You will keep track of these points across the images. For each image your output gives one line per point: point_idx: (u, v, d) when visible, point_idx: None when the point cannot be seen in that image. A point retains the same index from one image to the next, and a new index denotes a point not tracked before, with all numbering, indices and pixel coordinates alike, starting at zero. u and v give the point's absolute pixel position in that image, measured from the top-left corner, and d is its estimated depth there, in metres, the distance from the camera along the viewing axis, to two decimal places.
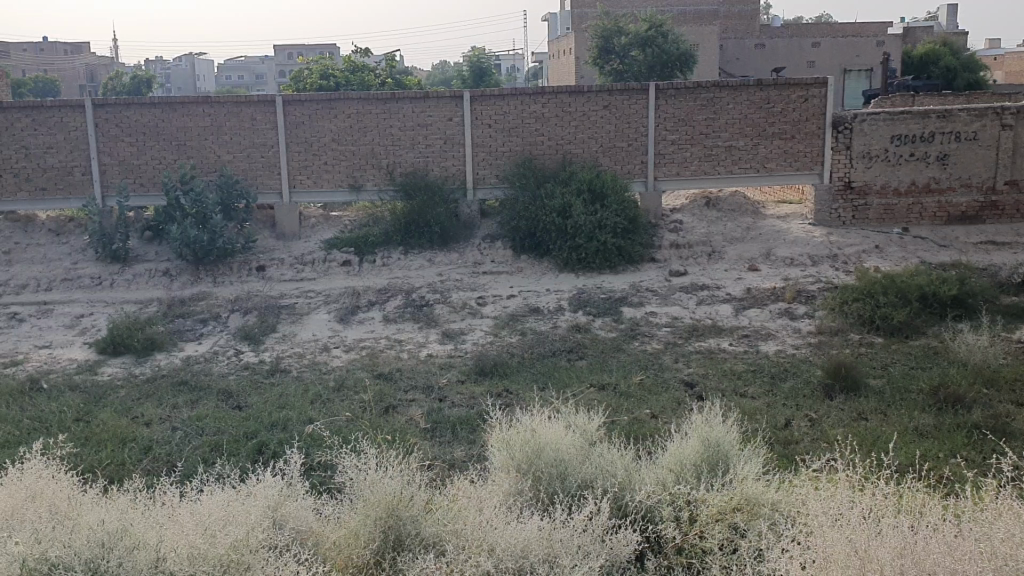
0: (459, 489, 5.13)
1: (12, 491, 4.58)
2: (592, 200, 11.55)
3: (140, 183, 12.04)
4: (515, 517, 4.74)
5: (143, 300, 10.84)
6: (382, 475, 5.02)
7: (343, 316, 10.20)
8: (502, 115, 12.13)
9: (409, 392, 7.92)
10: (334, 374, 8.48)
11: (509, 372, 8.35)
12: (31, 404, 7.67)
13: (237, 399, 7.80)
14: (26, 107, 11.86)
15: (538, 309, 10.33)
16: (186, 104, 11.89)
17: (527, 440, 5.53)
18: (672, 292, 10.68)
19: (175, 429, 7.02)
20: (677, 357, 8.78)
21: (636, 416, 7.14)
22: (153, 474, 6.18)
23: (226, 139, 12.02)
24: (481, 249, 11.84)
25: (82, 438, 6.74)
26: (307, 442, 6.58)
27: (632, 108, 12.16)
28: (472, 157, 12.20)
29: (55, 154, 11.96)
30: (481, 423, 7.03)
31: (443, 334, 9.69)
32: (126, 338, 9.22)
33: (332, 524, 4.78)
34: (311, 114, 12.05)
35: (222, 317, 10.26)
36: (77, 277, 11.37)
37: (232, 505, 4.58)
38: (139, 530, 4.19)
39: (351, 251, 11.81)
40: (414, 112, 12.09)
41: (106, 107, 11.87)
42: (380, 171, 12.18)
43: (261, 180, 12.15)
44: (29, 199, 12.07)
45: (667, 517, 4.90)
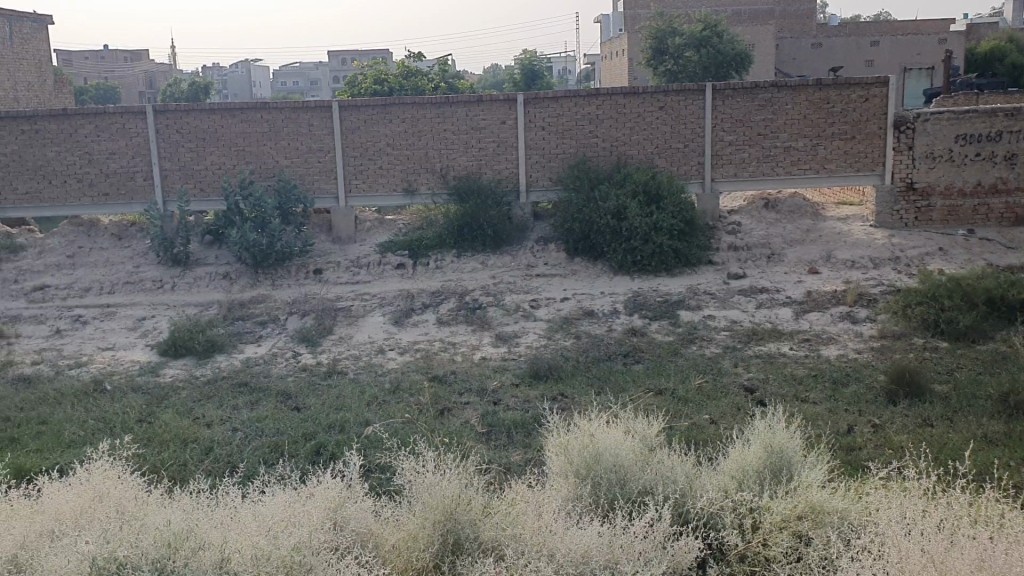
0: (519, 493, 5.10)
1: (81, 491, 4.68)
2: (647, 202, 11.46)
3: (200, 188, 12.25)
4: (575, 522, 4.70)
5: (204, 302, 11.00)
6: (440, 479, 5.02)
7: (398, 318, 10.24)
8: (556, 117, 12.09)
9: (465, 395, 7.91)
10: (389, 376, 8.52)
11: (565, 375, 8.29)
12: (96, 405, 7.82)
13: (296, 400, 7.87)
14: (89, 114, 12.10)
15: (593, 312, 10.26)
16: (244, 111, 12.05)
17: (586, 445, 5.47)
18: (731, 295, 10.53)
19: (236, 430, 7.09)
20: (737, 361, 8.65)
21: (696, 421, 7.04)
22: (216, 474, 6.25)
23: (284, 144, 12.16)
24: (535, 252, 11.82)
25: (145, 438, 6.86)
26: (366, 444, 6.61)
27: (689, 108, 12.04)
28: (526, 159, 12.16)
29: (117, 159, 12.21)
30: (537, 427, 6.99)
31: (497, 337, 9.68)
32: (187, 340, 9.39)
33: (391, 526, 4.78)
34: (366, 119, 12.12)
35: (281, 319, 10.37)
36: (139, 280, 11.58)
37: (292, 507, 4.61)
38: (204, 531, 4.22)
39: (406, 254, 11.86)
40: (469, 115, 12.09)
41: (167, 113, 12.09)
42: (434, 174, 12.22)
43: (318, 184, 12.26)
44: (92, 204, 12.33)
45: (730, 524, 4.82)
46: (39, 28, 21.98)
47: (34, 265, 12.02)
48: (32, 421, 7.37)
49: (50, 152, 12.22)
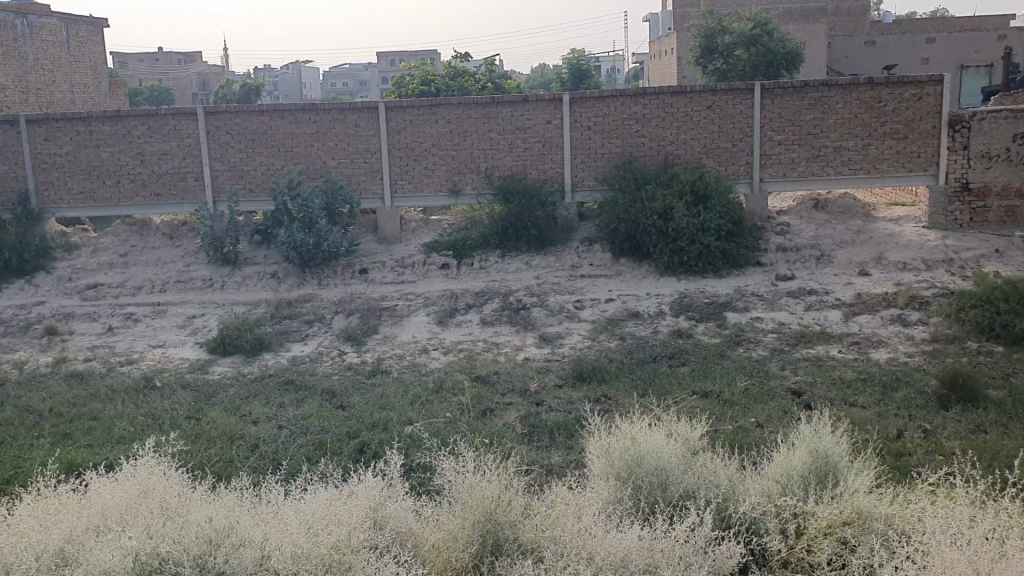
0: (560, 495, 5.08)
1: (127, 486, 4.77)
2: (694, 202, 11.35)
3: (249, 189, 12.43)
4: (615, 526, 4.66)
5: (252, 301, 11.15)
6: (479, 479, 5.02)
7: (442, 318, 10.28)
8: (602, 117, 12.03)
9: (508, 396, 7.91)
10: (432, 375, 8.55)
11: (609, 377, 8.25)
12: (146, 401, 7.96)
13: (341, 399, 7.93)
14: (142, 115, 12.34)
15: (638, 313, 10.19)
16: (293, 112, 12.18)
17: (627, 448, 5.43)
18: (779, 297, 10.39)
19: (281, 428, 7.18)
20: (784, 363, 8.53)
21: (741, 424, 6.96)
22: (260, 471, 6.33)
23: (331, 145, 12.28)
24: (580, 252, 11.78)
25: (193, 435, 6.97)
26: (408, 443, 6.64)
27: (737, 108, 11.91)
28: (572, 159, 12.12)
29: (169, 159, 12.43)
30: (579, 429, 6.96)
31: (541, 337, 9.67)
32: (235, 338, 9.53)
33: (431, 526, 4.80)
34: (412, 119, 12.18)
35: (327, 318, 10.47)
36: (190, 278, 11.79)
37: (333, 505, 4.65)
38: (245, 527, 4.27)
39: (450, 254, 11.91)
40: (514, 115, 12.09)
41: (217, 114, 12.27)
42: (479, 175, 12.24)
43: (364, 185, 12.36)
44: (144, 204, 12.58)
45: (773, 529, 4.75)
46: (95, 30, 22.40)
47: (89, 264, 12.29)
48: (84, 417, 7.55)
49: (104, 152, 12.48)
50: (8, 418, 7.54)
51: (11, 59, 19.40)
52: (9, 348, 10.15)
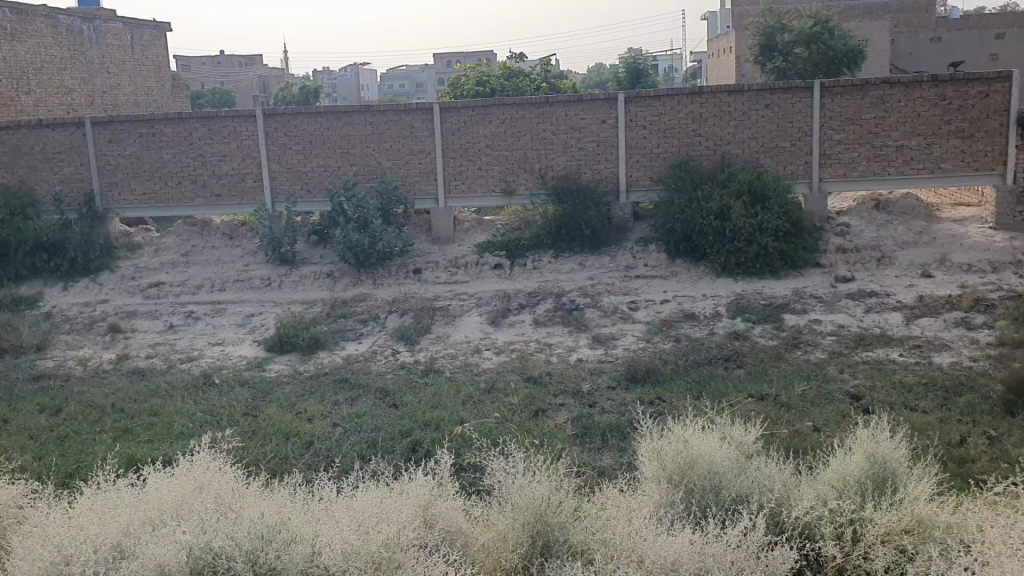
0: (610, 497, 5.05)
1: (183, 482, 4.86)
2: (751, 202, 11.18)
3: (306, 190, 12.60)
4: (665, 529, 4.61)
5: (308, 301, 11.29)
6: (529, 481, 5.02)
7: (495, 318, 10.30)
8: (657, 116, 11.94)
9: (561, 397, 7.88)
10: (485, 376, 8.56)
11: (662, 379, 8.18)
12: (205, 398, 8.12)
13: (394, 397, 7.99)
14: (203, 117, 12.58)
15: (693, 315, 10.08)
16: (349, 113, 12.31)
17: (680, 451, 5.37)
18: (838, 299, 10.19)
19: (335, 425, 7.25)
20: (843, 367, 8.36)
21: (797, 428, 6.84)
22: (313, 468, 6.41)
23: (387, 146, 12.38)
24: (635, 253, 11.68)
25: (249, 431, 7.09)
26: (459, 443, 6.66)
27: (795, 107, 11.72)
28: (627, 159, 12.04)
29: (229, 161, 12.66)
30: (631, 431, 6.90)
31: (594, 338, 9.62)
32: (292, 336, 9.68)
33: (481, 526, 4.80)
34: (467, 120, 12.22)
35: (381, 318, 10.55)
36: (248, 278, 11.98)
37: (383, 504, 4.68)
38: (296, 524, 4.32)
39: (503, 254, 11.91)
40: (569, 115, 12.06)
41: (275, 116, 12.45)
42: (533, 175, 12.23)
43: (418, 185, 12.43)
44: (205, 205, 12.83)
45: (828, 535, 4.65)
46: (158, 35, 22.92)
47: (151, 263, 12.58)
48: (144, 412, 7.72)
49: (166, 154, 12.76)
50: (72, 413, 7.74)
51: (78, 64, 19.94)
52: (75, 345, 10.44)
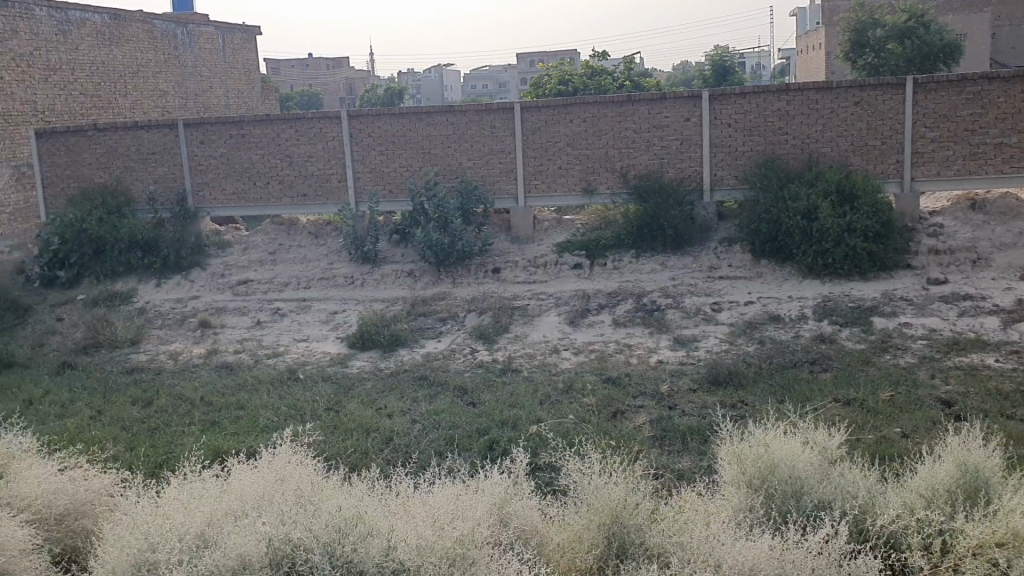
0: (688, 500, 4.98)
1: (265, 474, 4.98)
2: (840, 202, 10.89)
3: (389, 189, 12.77)
4: (744, 534, 4.52)
5: (390, 299, 11.45)
6: (605, 481, 4.98)
7: (574, 318, 10.27)
8: (743, 114, 11.73)
9: (639, 398, 7.80)
10: (563, 376, 8.54)
11: (744, 381, 8.02)
12: (289, 392, 8.30)
13: (472, 396, 8.03)
14: (290, 119, 12.86)
15: (778, 317, 9.87)
16: (431, 113, 12.42)
17: (760, 455, 5.27)
18: (930, 302, 9.84)
19: (414, 422, 7.33)
20: (934, 372, 8.07)
21: (885, 434, 6.63)
22: (392, 463, 6.49)
23: (468, 146, 12.45)
24: (718, 253, 11.48)
25: (331, 426, 7.23)
26: (536, 442, 6.65)
27: (887, 103, 11.37)
28: (711, 158, 11.86)
29: (315, 161, 12.91)
30: (711, 434, 6.78)
31: (675, 340, 9.50)
32: (373, 334, 9.83)
33: (556, 527, 4.79)
34: (548, 119, 12.21)
35: (460, 317, 10.62)
36: (333, 276, 12.20)
37: (459, 500, 4.71)
38: (373, 517, 4.38)
39: (583, 254, 11.86)
40: (651, 114, 11.94)
41: (360, 117, 12.66)
42: (614, 174, 12.14)
43: (499, 185, 12.47)
44: (291, 205, 13.13)
45: (915, 545, 4.49)
46: (249, 38, 23.58)
47: (240, 261, 12.93)
48: (231, 405, 7.94)
49: (255, 155, 13.09)
50: (163, 405, 8.02)
51: (173, 67, 20.62)
52: (168, 339, 10.81)
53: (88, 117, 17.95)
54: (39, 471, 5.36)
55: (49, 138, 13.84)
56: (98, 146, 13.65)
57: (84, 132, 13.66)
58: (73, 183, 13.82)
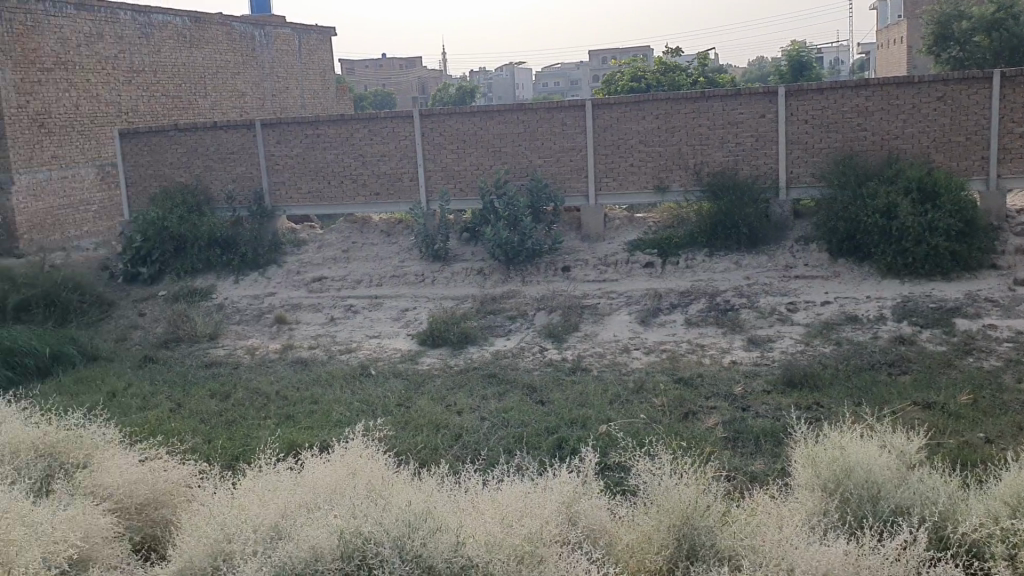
0: (760, 503, 4.90)
1: (337, 468, 5.06)
2: (921, 200, 10.57)
3: (460, 188, 12.84)
4: (818, 538, 4.42)
5: (460, 296, 11.52)
6: (675, 483, 4.93)
7: (645, 317, 10.18)
8: (820, 110, 11.48)
9: (711, 399, 7.69)
10: (634, 375, 8.47)
11: (820, 383, 7.85)
12: (361, 388, 8.41)
13: (541, 394, 8.03)
14: (364, 119, 13.03)
15: (855, 318, 9.63)
16: (502, 112, 12.46)
17: (835, 458, 5.16)
18: (1017, 303, 9.49)
19: (483, 419, 7.37)
20: (1021, 376, 7.78)
21: (968, 439, 6.41)
22: (461, 459, 6.52)
23: (539, 144, 12.45)
24: (794, 252, 11.24)
25: (402, 422, 7.30)
26: (605, 441, 6.61)
27: (972, 98, 11.00)
28: (786, 155, 11.63)
29: (387, 161, 13.06)
30: (786, 436, 6.65)
31: (749, 340, 9.35)
32: (443, 331, 9.90)
33: (625, 526, 4.75)
34: (620, 116, 12.13)
35: (529, 315, 10.61)
36: (404, 274, 12.33)
37: (528, 498, 4.71)
38: (443, 513, 4.39)
39: (655, 252, 11.74)
40: (725, 110, 11.76)
41: (431, 116, 12.75)
42: (687, 171, 11.99)
43: (569, 183, 12.44)
44: (364, 203, 13.31)
45: (999, 554, 4.33)
46: (324, 40, 24.03)
47: (315, 259, 13.15)
48: (305, 399, 8.09)
49: (329, 155, 13.30)
50: (240, 398, 8.20)
51: (251, 68, 21.09)
52: (245, 335, 11.06)
53: (169, 118, 18.49)
54: (122, 461, 5.53)
55: (133, 138, 14.28)
56: (178, 146, 14.03)
57: (166, 132, 14.06)
58: (154, 182, 14.24)
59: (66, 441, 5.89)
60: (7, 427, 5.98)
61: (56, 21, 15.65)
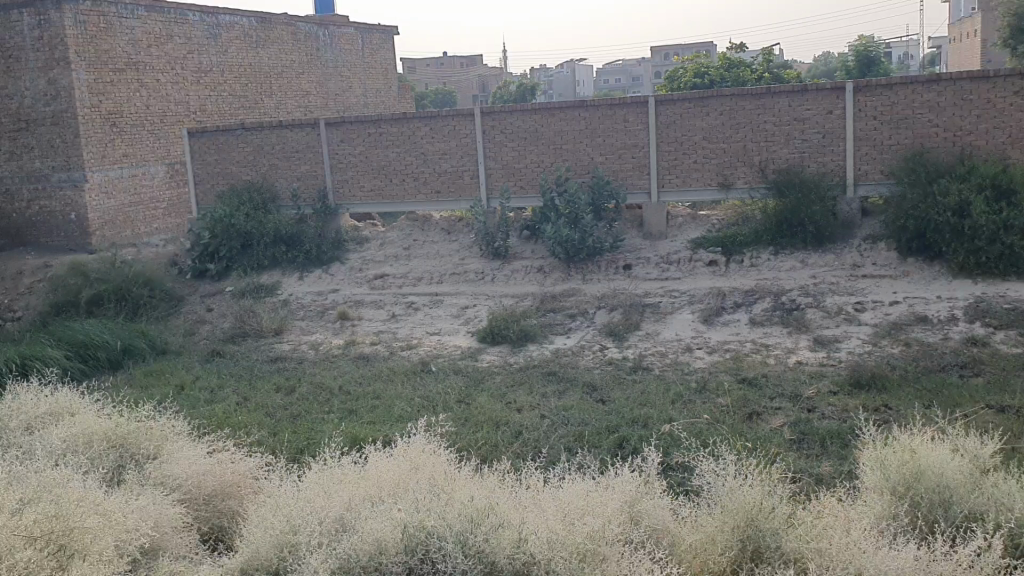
0: (827, 506, 4.80)
1: (400, 462, 5.10)
2: (995, 198, 10.25)
3: (521, 185, 12.83)
4: (888, 543, 4.32)
5: (520, 294, 11.52)
6: (740, 483, 4.86)
7: (708, 317, 10.06)
8: (890, 105, 11.20)
9: (775, 400, 7.58)
10: (696, 375, 8.38)
11: (888, 385, 7.67)
12: (422, 384, 8.46)
13: (602, 392, 7.99)
14: (425, 117, 13.10)
15: (925, 319, 9.39)
16: (564, 109, 12.44)
17: (905, 461, 5.04)
18: None
19: (544, 417, 7.36)
20: None
21: None
22: (522, 457, 6.52)
23: (601, 141, 12.38)
24: (862, 251, 11.01)
25: (463, 418, 7.34)
26: (668, 441, 6.55)
27: None
28: (854, 151, 11.38)
29: (448, 159, 13.11)
30: (853, 439, 6.50)
31: (814, 340, 9.18)
32: (503, 328, 9.92)
33: (688, 526, 4.71)
34: (682, 113, 12.01)
35: (590, 313, 10.57)
36: (465, 271, 12.38)
37: (590, 496, 4.69)
38: (505, 509, 4.40)
39: (718, 251, 11.61)
40: (791, 106, 11.56)
41: (492, 114, 12.78)
42: (752, 168, 11.81)
43: (631, 180, 12.35)
44: (426, 201, 13.39)
45: None
46: (387, 39, 24.28)
47: (377, 256, 13.28)
48: (368, 395, 8.17)
49: (391, 153, 13.40)
50: (304, 393, 8.32)
51: (315, 68, 21.37)
52: (309, 330, 11.21)
53: (236, 117, 18.83)
54: (191, 453, 5.65)
55: (201, 137, 14.56)
56: (245, 145, 14.28)
57: (233, 131, 14.32)
58: (222, 179, 14.51)
59: (137, 432, 6.04)
60: (82, 417, 6.15)
61: (128, 23, 16.03)
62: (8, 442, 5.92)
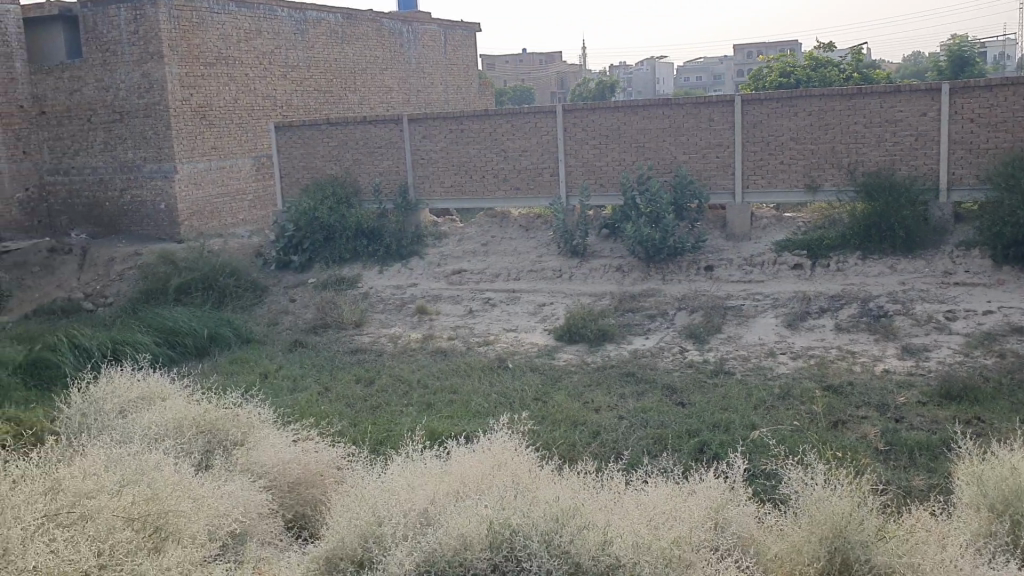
0: (921, 518, 4.64)
1: (481, 459, 5.09)
2: None
3: (600, 184, 12.75)
4: (986, 562, 4.15)
5: (598, 293, 11.47)
6: (829, 492, 4.72)
7: (792, 321, 9.86)
8: (989, 108, 10.80)
9: (861, 409, 7.37)
10: (780, 380, 8.21)
11: (982, 397, 7.39)
12: (500, 380, 8.47)
13: (682, 395, 7.88)
14: (507, 114, 13.11)
15: (1020, 329, 9.04)
16: (647, 108, 12.32)
17: (1006, 477, 4.83)
18: None
19: (623, 417, 7.29)
20: None
21: None
22: (601, 457, 6.47)
23: (684, 140, 12.22)
24: (954, 258, 10.63)
25: (541, 417, 7.32)
26: (752, 447, 6.43)
27: None
28: (949, 155, 11.01)
29: (528, 156, 13.10)
30: (945, 452, 6.30)
31: (903, 349, 8.92)
32: (582, 327, 9.87)
33: (773, 534, 4.60)
34: (770, 112, 11.79)
35: (669, 314, 10.46)
36: (542, 269, 12.37)
37: (675, 501, 4.62)
38: (589, 510, 4.36)
39: (802, 253, 11.36)
40: (883, 108, 11.26)
41: (574, 112, 12.73)
42: (840, 170, 11.54)
43: (714, 180, 12.16)
44: (505, 197, 13.40)
45: None
46: (469, 35, 24.38)
47: (455, 252, 13.35)
48: (445, 390, 8.20)
49: (472, 149, 13.44)
50: (383, 385, 8.40)
51: (398, 64, 21.57)
52: (387, 324, 11.31)
53: (320, 112, 19.11)
54: (277, 441, 5.73)
55: (286, 130, 14.82)
56: (329, 139, 14.49)
57: (318, 125, 14.54)
58: (305, 173, 14.74)
59: (224, 418, 6.16)
60: (173, 402, 6.30)
61: (218, 18, 16.39)
62: (104, 424, 6.12)
